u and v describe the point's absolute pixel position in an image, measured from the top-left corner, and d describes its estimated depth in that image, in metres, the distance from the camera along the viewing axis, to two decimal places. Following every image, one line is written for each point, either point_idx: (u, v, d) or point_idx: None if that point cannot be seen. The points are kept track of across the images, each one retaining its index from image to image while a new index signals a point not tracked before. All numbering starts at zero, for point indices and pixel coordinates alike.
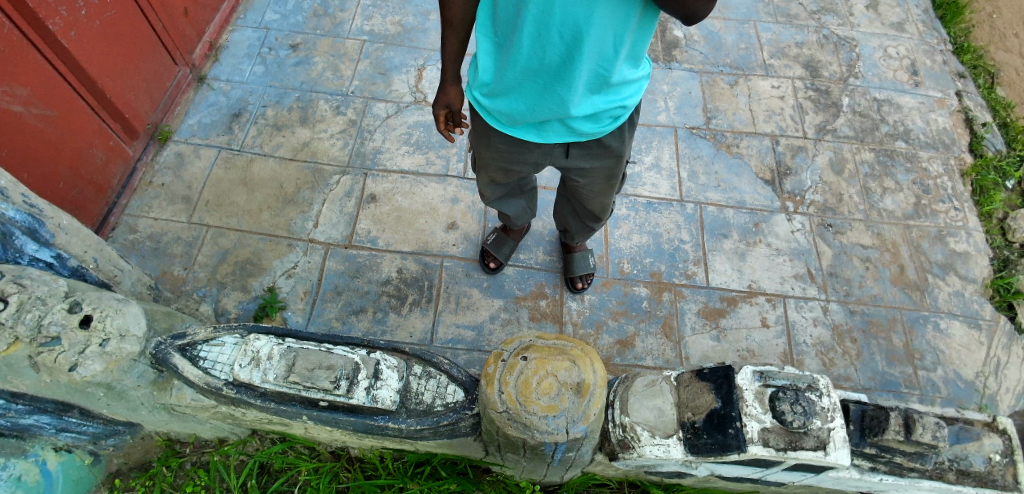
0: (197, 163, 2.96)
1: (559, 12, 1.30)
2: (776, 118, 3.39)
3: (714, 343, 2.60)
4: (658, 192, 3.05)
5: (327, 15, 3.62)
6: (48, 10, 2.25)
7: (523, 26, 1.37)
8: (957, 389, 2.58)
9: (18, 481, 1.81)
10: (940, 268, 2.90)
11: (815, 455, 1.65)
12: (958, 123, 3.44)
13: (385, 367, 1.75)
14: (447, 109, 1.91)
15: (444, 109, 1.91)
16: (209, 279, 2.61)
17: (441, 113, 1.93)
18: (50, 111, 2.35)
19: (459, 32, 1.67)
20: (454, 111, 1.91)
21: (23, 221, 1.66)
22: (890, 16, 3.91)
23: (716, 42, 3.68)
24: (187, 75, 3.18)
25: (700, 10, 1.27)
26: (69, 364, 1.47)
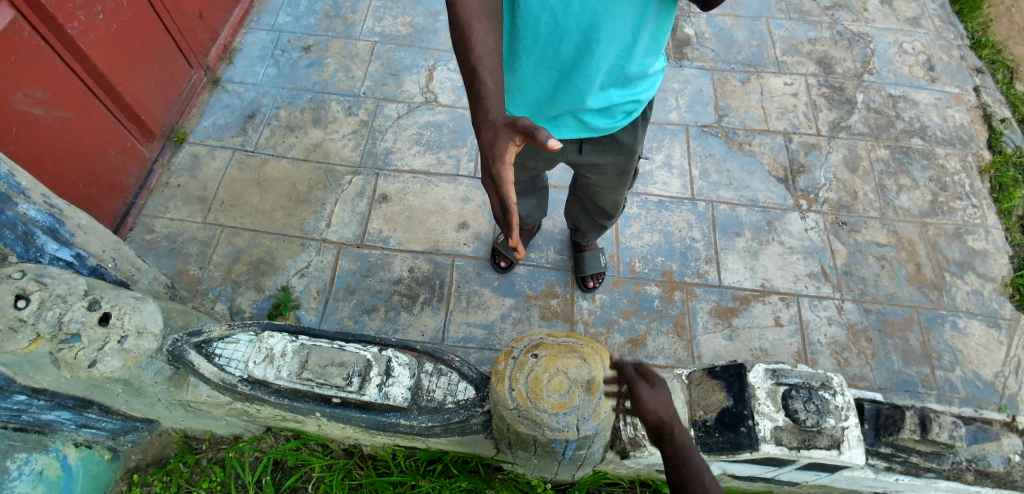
0: (212, 164, 3.00)
1: (577, 3, 1.31)
2: (789, 116, 3.36)
3: (727, 343, 2.59)
4: (669, 190, 3.04)
5: (338, 17, 3.65)
6: (67, 15, 2.31)
7: (540, 18, 1.36)
8: (975, 389, 2.53)
9: (39, 475, 1.84)
10: (958, 267, 2.86)
11: (828, 454, 1.64)
12: (975, 119, 3.38)
13: (396, 364, 1.76)
14: (517, 145, 1.17)
15: (508, 145, 1.17)
16: (224, 278, 2.65)
17: (506, 157, 1.17)
18: (67, 114, 2.39)
19: (491, 50, 1.28)
20: (524, 134, 1.16)
21: (44, 221, 1.69)
22: (905, 11, 3.86)
23: (728, 39, 3.66)
24: (202, 77, 3.22)
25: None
26: (88, 361, 1.52)
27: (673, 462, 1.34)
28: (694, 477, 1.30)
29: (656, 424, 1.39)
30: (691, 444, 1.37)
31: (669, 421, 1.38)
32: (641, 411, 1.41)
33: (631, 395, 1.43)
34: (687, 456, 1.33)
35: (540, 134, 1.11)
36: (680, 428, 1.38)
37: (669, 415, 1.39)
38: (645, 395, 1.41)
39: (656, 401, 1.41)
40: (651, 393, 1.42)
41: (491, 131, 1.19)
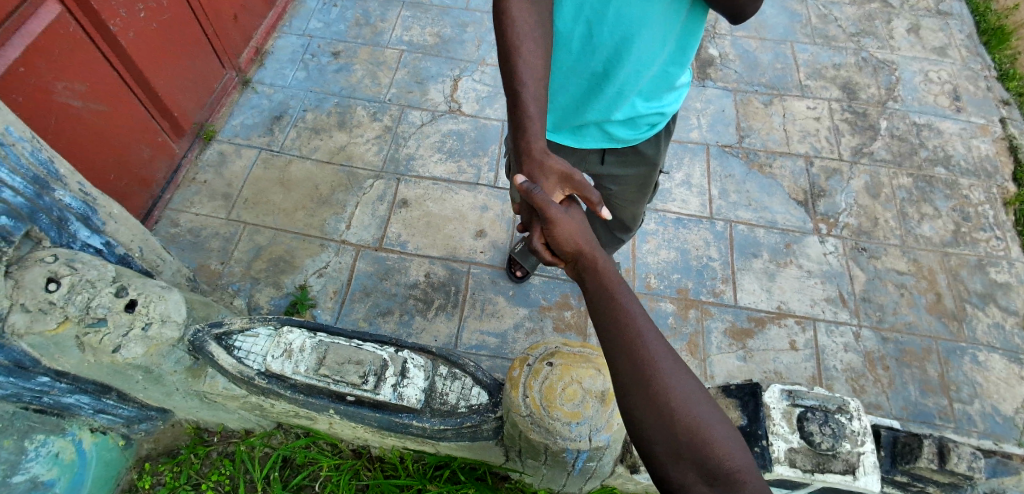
0: (238, 162, 3.07)
1: (612, 11, 1.35)
2: (811, 139, 3.35)
3: (740, 363, 2.57)
4: (687, 208, 3.04)
5: (368, 25, 3.73)
6: (110, 12, 2.39)
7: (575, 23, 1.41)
8: (994, 424, 2.48)
9: (55, 458, 1.87)
10: (979, 298, 2.82)
11: (843, 479, 1.62)
12: (1001, 150, 3.36)
13: (411, 366, 1.79)
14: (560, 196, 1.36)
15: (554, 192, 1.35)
16: (244, 274, 2.69)
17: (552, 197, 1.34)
18: (103, 107, 2.46)
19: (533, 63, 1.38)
20: (570, 187, 1.35)
21: (78, 208, 1.73)
22: (932, 40, 3.86)
23: (752, 62, 3.68)
24: (233, 78, 3.31)
25: (747, 7, 1.31)
26: (113, 346, 1.54)
27: (631, 351, 1.03)
28: (655, 363, 1.01)
29: (601, 294, 1.13)
30: (611, 266, 1.18)
31: (587, 246, 1.21)
32: (556, 237, 1.24)
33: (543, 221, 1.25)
34: (645, 340, 1.04)
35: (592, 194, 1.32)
36: (599, 250, 1.21)
37: (587, 236, 1.23)
38: (560, 217, 1.24)
39: (573, 222, 1.24)
40: (562, 213, 1.24)
41: (539, 171, 1.36)
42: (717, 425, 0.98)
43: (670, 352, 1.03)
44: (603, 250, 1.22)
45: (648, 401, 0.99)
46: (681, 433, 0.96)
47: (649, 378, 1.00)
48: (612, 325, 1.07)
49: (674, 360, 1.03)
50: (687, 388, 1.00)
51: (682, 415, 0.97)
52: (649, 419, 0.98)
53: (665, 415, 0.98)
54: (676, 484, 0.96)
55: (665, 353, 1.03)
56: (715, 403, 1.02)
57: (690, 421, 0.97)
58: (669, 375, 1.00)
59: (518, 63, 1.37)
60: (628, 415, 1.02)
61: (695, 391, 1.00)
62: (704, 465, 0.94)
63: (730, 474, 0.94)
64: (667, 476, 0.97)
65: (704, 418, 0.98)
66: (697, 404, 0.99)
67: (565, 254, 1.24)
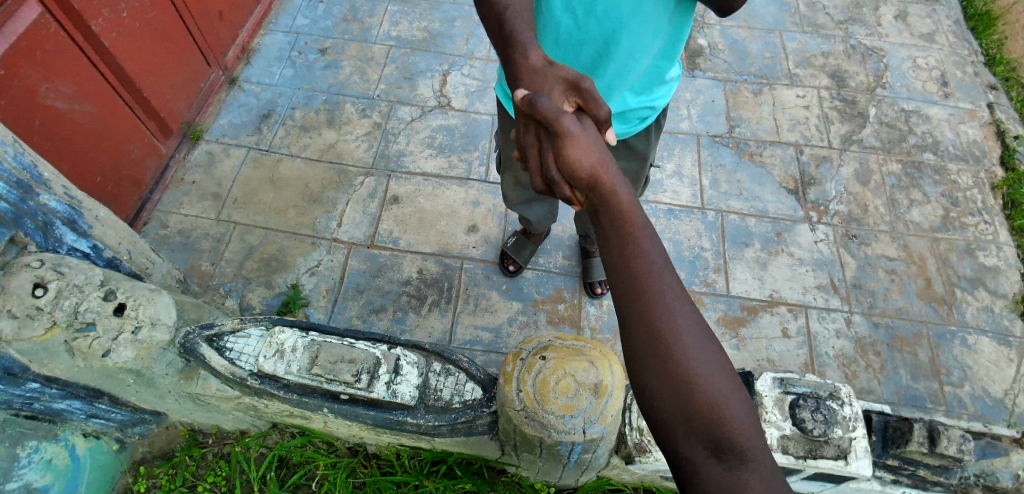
0: (227, 162, 3.04)
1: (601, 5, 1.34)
2: (801, 128, 3.36)
3: (733, 352, 2.58)
4: (679, 199, 3.04)
5: (355, 20, 3.70)
6: (93, 12, 2.36)
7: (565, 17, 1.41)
8: (984, 406, 2.51)
9: (48, 464, 1.86)
10: (968, 283, 2.84)
11: (835, 465, 1.63)
12: (989, 135, 3.38)
13: (404, 363, 1.77)
14: (570, 107, 1.26)
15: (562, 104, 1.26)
16: (235, 274, 2.68)
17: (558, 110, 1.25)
18: (89, 108, 2.43)
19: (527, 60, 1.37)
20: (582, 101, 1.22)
21: (64, 212, 1.71)
22: (920, 27, 3.87)
23: (741, 51, 3.68)
24: (220, 76, 3.27)
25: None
26: (103, 350, 1.53)
27: (651, 314, 0.95)
28: (674, 328, 0.94)
29: (618, 238, 1.03)
30: (629, 201, 1.08)
31: (604, 172, 1.10)
32: (569, 156, 1.13)
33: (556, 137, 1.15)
34: (666, 300, 0.95)
35: (602, 106, 1.19)
36: (617, 180, 1.10)
37: (603, 158, 1.12)
38: (574, 131, 1.14)
39: (588, 140, 1.14)
40: (575, 128, 1.14)
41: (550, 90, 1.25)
42: (733, 397, 0.93)
43: (690, 316, 0.96)
44: (621, 180, 1.10)
45: (663, 366, 0.93)
46: (697, 406, 0.91)
47: (667, 343, 0.93)
48: (632, 278, 0.98)
49: (695, 326, 0.96)
50: (706, 356, 0.94)
51: (699, 386, 0.92)
52: (663, 386, 0.93)
53: (682, 385, 0.92)
54: (685, 456, 0.92)
55: (687, 318, 0.95)
56: (732, 374, 0.96)
57: (706, 392, 0.92)
58: (689, 343, 0.94)
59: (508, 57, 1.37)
60: (639, 377, 0.96)
61: (714, 360, 0.94)
62: (715, 439, 0.91)
63: (742, 451, 0.90)
64: (676, 445, 0.93)
65: (721, 390, 0.93)
66: (715, 374, 0.93)
67: (578, 179, 1.13)
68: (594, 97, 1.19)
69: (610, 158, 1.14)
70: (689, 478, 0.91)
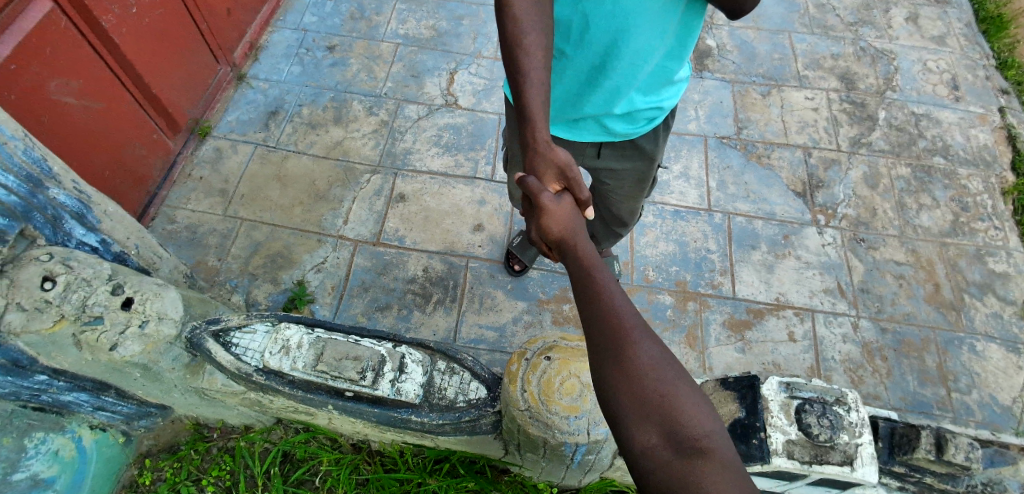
0: (234, 158, 3.05)
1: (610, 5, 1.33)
2: (810, 130, 3.34)
3: (739, 355, 2.57)
4: (685, 200, 3.03)
5: (363, 18, 3.70)
6: (103, 9, 2.37)
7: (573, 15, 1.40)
8: (992, 414, 2.49)
9: (55, 455, 1.87)
10: (977, 289, 2.82)
11: (841, 471, 1.62)
12: (1000, 140, 3.35)
13: (409, 361, 1.79)
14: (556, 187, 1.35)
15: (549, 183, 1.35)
16: (241, 270, 2.69)
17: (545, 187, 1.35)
18: (97, 105, 2.44)
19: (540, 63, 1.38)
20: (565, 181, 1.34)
21: (73, 206, 1.72)
22: (931, 30, 3.84)
23: (750, 52, 3.66)
24: (228, 73, 3.29)
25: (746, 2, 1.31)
26: (109, 344, 1.54)
27: (603, 317, 1.03)
28: (625, 330, 1.00)
29: (578, 271, 1.13)
30: (592, 253, 1.17)
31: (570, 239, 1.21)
32: (543, 224, 1.26)
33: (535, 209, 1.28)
34: (616, 307, 1.03)
35: (582, 194, 1.30)
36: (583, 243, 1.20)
37: (572, 228, 1.23)
38: (550, 205, 1.26)
39: (561, 213, 1.25)
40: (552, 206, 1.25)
41: (539, 162, 1.36)
42: (686, 392, 0.96)
43: (640, 318, 1.02)
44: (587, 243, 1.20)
45: (614, 364, 0.98)
46: (650, 397, 0.94)
47: (618, 342, 0.99)
48: (590, 293, 1.07)
49: (644, 328, 1.01)
50: (656, 355, 0.98)
51: (649, 380, 0.96)
52: (617, 381, 0.97)
53: (633, 379, 0.96)
54: (640, 450, 0.92)
55: (636, 320, 1.02)
56: (685, 373, 0.99)
57: (657, 386, 0.95)
58: (639, 341, 0.99)
59: (519, 56, 1.37)
60: (596, 379, 1.01)
61: (664, 358, 0.98)
62: (669, 428, 0.92)
63: (696, 442, 0.91)
64: (631, 440, 0.93)
65: (672, 386, 0.96)
66: (666, 370, 0.97)
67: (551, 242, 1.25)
68: (576, 179, 1.30)
69: (581, 229, 1.25)
70: (646, 473, 0.91)
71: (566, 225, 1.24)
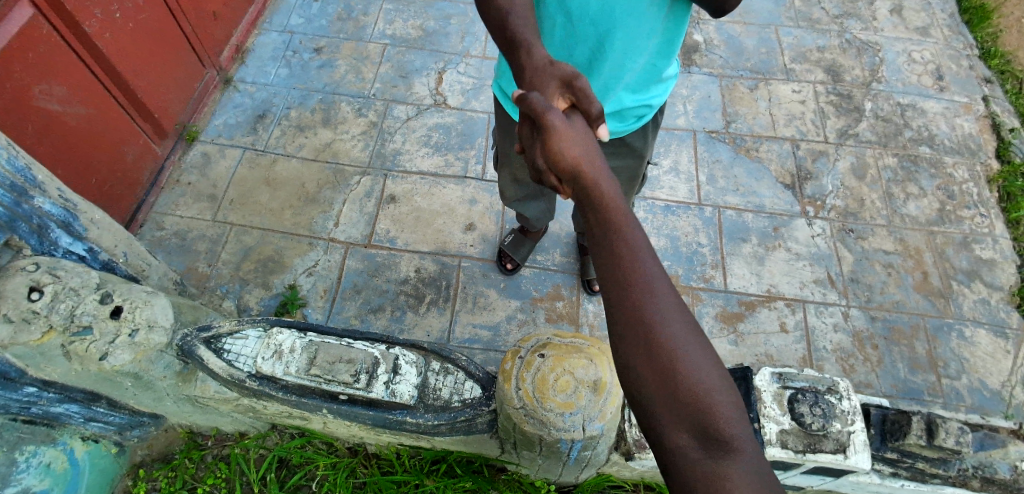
0: (223, 162, 3.03)
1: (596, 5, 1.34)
2: (797, 123, 3.37)
3: (732, 347, 2.58)
4: (676, 195, 3.04)
5: (350, 19, 3.68)
6: (86, 13, 2.34)
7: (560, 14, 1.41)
8: (982, 398, 2.52)
9: (47, 467, 1.85)
10: (965, 276, 2.85)
11: (834, 459, 1.64)
12: (984, 128, 3.38)
13: (403, 363, 1.78)
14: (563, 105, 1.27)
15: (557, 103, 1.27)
16: (232, 275, 2.67)
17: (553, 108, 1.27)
18: (82, 110, 2.41)
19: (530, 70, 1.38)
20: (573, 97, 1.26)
21: (59, 215, 1.70)
22: (915, 21, 3.87)
23: (736, 47, 3.67)
24: (214, 77, 3.26)
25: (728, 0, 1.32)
26: (99, 354, 1.52)
27: (633, 299, 0.94)
28: (655, 313, 0.93)
29: (599, 225, 1.04)
30: (610, 183, 1.10)
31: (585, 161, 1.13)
32: (553, 149, 1.17)
33: (542, 131, 1.20)
34: (648, 286, 0.95)
35: (594, 106, 1.21)
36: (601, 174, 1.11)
37: (586, 149, 1.15)
38: (558, 126, 1.19)
39: (571, 131, 1.18)
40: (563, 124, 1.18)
41: (542, 84, 1.30)
42: (716, 383, 0.92)
43: (671, 298, 0.95)
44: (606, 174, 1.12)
45: (644, 354, 0.92)
46: (682, 393, 0.90)
47: (647, 328, 0.93)
48: (613, 267, 0.98)
49: (677, 310, 0.95)
50: (688, 340, 0.93)
51: (681, 373, 0.91)
52: (647, 374, 0.92)
53: (664, 369, 0.91)
54: (671, 446, 0.90)
55: (668, 302, 0.95)
56: (716, 358, 0.94)
57: (690, 380, 0.91)
58: (669, 328, 0.93)
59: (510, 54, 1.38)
60: (622, 365, 0.95)
61: (696, 345, 0.93)
62: (700, 427, 0.89)
63: (727, 441, 0.88)
64: (661, 435, 0.91)
65: (703, 377, 0.91)
66: (697, 358, 0.92)
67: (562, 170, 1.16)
68: (585, 93, 1.22)
69: (597, 152, 1.16)
70: (672, 470, 0.90)
71: (578, 141, 1.16)
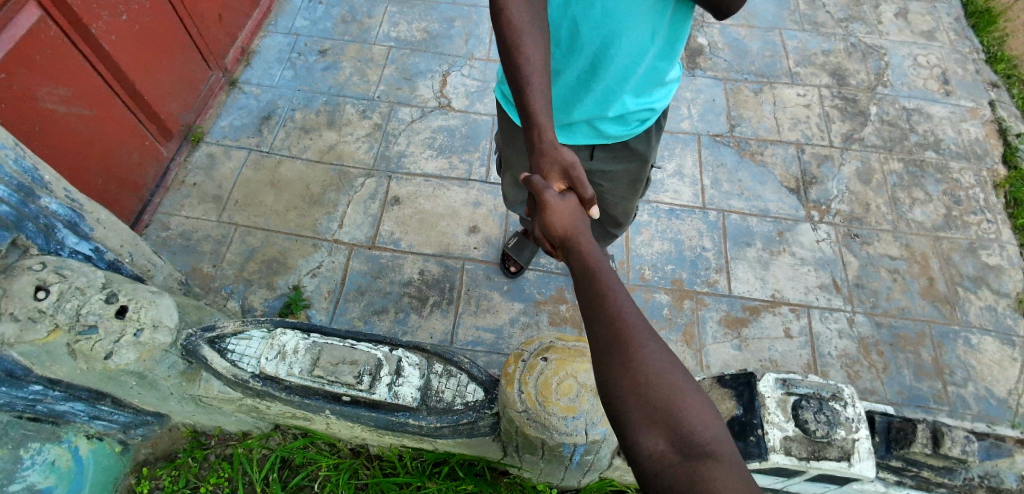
0: (228, 163, 3.04)
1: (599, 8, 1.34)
2: (802, 127, 3.36)
3: (736, 352, 2.58)
4: (680, 199, 3.04)
5: (355, 21, 3.70)
6: (92, 15, 2.36)
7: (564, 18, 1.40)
8: (988, 406, 2.51)
9: (52, 465, 1.86)
10: (971, 281, 2.83)
11: (838, 466, 1.63)
12: (990, 133, 3.37)
13: (406, 364, 1.78)
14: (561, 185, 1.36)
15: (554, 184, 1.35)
16: (237, 276, 2.68)
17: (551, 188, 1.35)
18: (88, 111, 2.42)
19: (536, 69, 1.37)
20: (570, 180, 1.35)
21: (65, 215, 1.71)
22: (921, 25, 3.86)
23: (741, 50, 3.67)
24: (220, 78, 3.28)
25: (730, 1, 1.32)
26: (104, 353, 1.52)
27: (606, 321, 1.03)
28: (626, 330, 1.01)
29: (581, 269, 1.14)
30: (594, 249, 1.19)
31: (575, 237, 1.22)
32: (546, 220, 1.28)
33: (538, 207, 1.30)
34: (620, 310, 1.04)
35: (588, 198, 1.31)
36: (587, 241, 1.22)
37: (576, 225, 1.25)
38: (553, 202, 1.29)
39: (565, 214, 1.27)
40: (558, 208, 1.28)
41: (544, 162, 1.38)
42: (689, 393, 0.96)
43: (645, 319, 1.03)
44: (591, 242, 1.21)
45: (621, 366, 0.98)
46: (655, 402, 0.94)
47: (623, 343, 0.99)
48: (592, 297, 1.07)
49: (650, 329, 1.01)
50: (662, 357, 0.99)
51: (655, 383, 0.95)
52: (622, 386, 0.97)
53: (637, 380, 0.96)
54: (648, 455, 0.92)
55: (641, 322, 1.02)
56: (689, 374, 0.99)
57: (665, 390, 0.95)
58: (643, 343, 0.99)
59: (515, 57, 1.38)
60: (601, 382, 1.00)
61: (669, 361, 0.98)
62: (676, 432, 0.91)
63: (703, 446, 0.90)
64: (637, 446, 0.93)
65: (677, 388, 0.96)
66: (671, 371, 0.97)
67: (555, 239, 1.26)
68: (578, 178, 1.32)
69: (584, 227, 1.27)
70: (650, 477, 0.90)
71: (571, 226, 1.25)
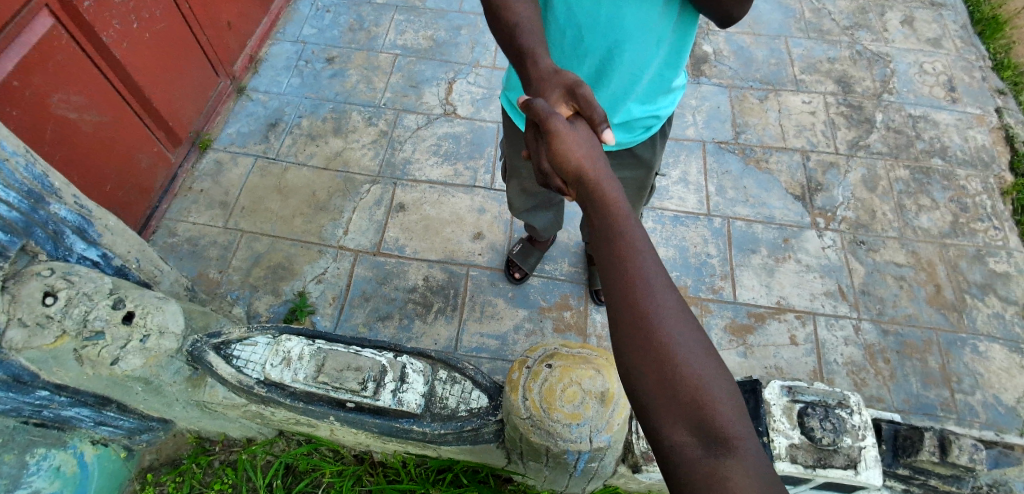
0: (234, 170, 3.06)
1: (605, 15, 1.35)
2: (808, 134, 3.35)
3: (741, 359, 2.56)
4: (684, 205, 3.04)
5: (362, 30, 3.73)
6: (104, 23, 2.39)
7: (569, 25, 1.41)
8: (996, 414, 2.48)
9: (57, 471, 1.86)
10: (979, 289, 2.81)
11: (845, 474, 1.62)
12: (997, 140, 3.35)
13: (410, 371, 1.80)
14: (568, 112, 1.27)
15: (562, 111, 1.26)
16: (243, 282, 2.69)
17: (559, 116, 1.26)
18: (98, 117, 2.45)
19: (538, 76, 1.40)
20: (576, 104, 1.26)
21: (73, 221, 1.72)
22: (926, 32, 3.85)
23: (746, 57, 3.67)
24: (228, 86, 3.31)
25: (736, 10, 1.34)
26: (111, 358, 1.54)
27: (630, 294, 0.96)
28: (650, 310, 0.94)
29: (601, 229, 1.05)
30: (615, 196, 1.08)
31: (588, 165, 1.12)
32: (556, 150, 1.17)
33: (546, 136, 1.20)
34: (645, 283, 0.96)
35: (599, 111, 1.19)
36: (604, 176, 1.11)
37: (587, 152, 1.14)
38: (561, 129, 1.18)
39: (574, 137, 1.17)
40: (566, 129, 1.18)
41: (548, 92, 1.30)
42: (714, 379, 0.91)
43: (677, 298, 0.96)
44: (609, 177, 1.11)
45: (646, 352, 0.93)
46: (680, 388, 0.90)
47: (649, 328, 0.93)
48: (614, 266, 0.99)
49: (682, 311, 0.95)
50: (687, 338, 0.93)
51: (680, 370, 0.91)
52: (645, 371, 0.92)
53: (660, 363, 0.91)
54: (669, 444, 0.90)
55: (668, 300, 0.95)
56: (718, 359, 0.94)
57: (690, 377, 0.90)
58: (670, 327, 0.93)
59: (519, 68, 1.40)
60: (622, 362, 0.96)
61: (696, 343, 0.93)
62: (699, 423, 0.88)
63: (728, 440, 0.87)
64: (659, 432, 0.91)
65: (704, 374, 0.91)
66: (697, 358, 0.92)
67: (566, 172, 1.15)
68: (587, 100, 1.20)
69: (599, 153, 1.15)
70: (672, 467, 0.90)
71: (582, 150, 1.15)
